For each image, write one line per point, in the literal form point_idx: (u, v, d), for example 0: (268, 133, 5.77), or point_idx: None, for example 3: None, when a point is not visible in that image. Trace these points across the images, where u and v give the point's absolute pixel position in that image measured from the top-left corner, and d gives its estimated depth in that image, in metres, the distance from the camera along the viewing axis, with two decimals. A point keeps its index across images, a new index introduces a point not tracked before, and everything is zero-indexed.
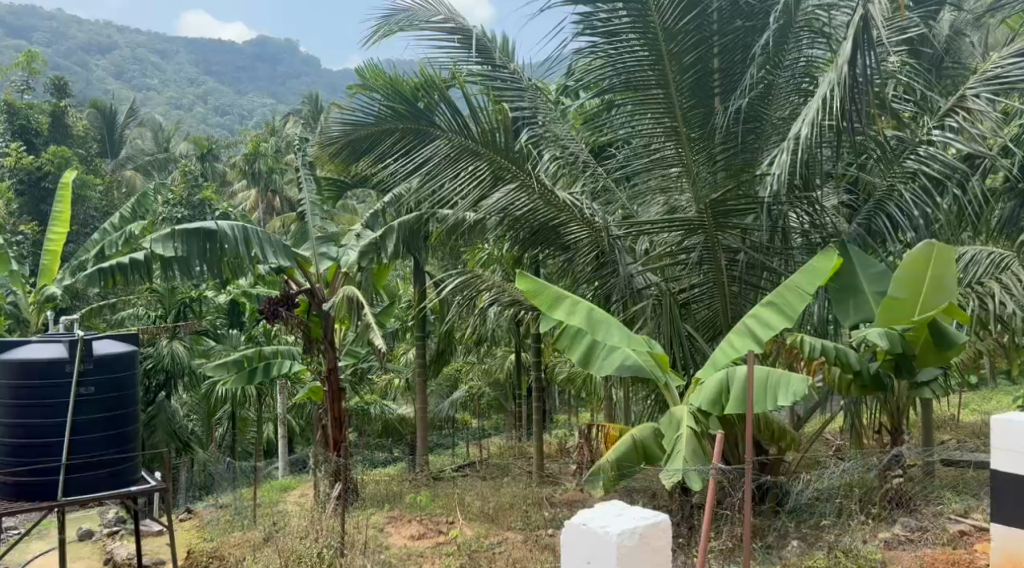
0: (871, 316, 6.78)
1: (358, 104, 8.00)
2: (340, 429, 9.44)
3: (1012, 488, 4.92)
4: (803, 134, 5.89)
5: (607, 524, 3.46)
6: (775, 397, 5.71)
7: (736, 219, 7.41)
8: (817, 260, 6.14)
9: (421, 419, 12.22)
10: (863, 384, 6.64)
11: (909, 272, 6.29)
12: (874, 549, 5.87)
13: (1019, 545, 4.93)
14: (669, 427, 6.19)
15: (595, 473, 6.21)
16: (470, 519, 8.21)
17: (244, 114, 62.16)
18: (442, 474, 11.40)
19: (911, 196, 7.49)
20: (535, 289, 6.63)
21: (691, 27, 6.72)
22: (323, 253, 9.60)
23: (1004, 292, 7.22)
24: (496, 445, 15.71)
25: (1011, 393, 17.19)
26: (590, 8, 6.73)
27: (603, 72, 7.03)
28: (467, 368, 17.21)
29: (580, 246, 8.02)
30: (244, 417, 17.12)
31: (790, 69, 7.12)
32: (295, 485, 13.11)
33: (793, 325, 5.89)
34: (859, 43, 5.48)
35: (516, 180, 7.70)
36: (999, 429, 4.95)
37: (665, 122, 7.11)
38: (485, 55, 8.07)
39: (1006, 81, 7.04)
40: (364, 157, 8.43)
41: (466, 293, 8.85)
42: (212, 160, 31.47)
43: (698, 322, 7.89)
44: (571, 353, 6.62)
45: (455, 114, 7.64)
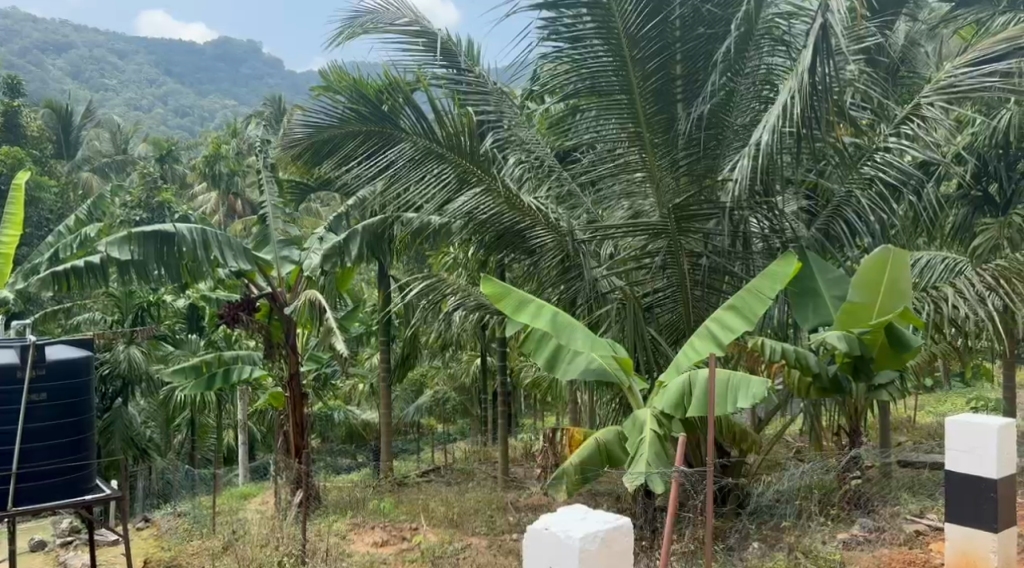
0: (829, 319, 6.90)
1: (320, 106, 7.92)
2: (302, 435, 9.26)
3: (967, 488, 4.99)
4: (764, 141, 5.95)
5: (570, 528, 3.41)
6: (735, 399, 5.76)
7: (698, 223, 7.50)
8: (777, 264, 6.20)
9: (386, 425, 12.17)
10: (822, 386, 6.79)
11: (867, 276, 6.38)
12: (834, 549, 5.94)
13: (972, 544, 4.99)
14: (633, 429, 6.21)
15: (559, 476, 6.23)
16: (434, 525, 8.16)
17: (205, 116, 61.48)
18: (406, 480, 11.32)
19: (869, 202, 7.61)
20: (500, 292, 6.63)
21: (654, 34, 6.77)
22: (285, 256, 9.35)
23: (958, 295, 7.24)
24: (461, 450, 15.71)
25: (966, 396, 17.69)
26: (555, 13, 6.78)
27: (568, 78, 7.07)
28: (433, 372, 17.21)
29: (545, 251, 8.04)
30: (204, 424, 16.91)
31: (751, 76, 7.21)
32: (256, 493, 12.93)
33: (753, 328, 5.95)
34: (818, 51, 5.56)
35: (481, 184, 7.65)
36: (956, 429, 5.03)
37: (629, 127, 7.15)
38: (451, 59, 8.07)
39: (958, 90, 7.22)
40: (328, 160, 8.28)
41: (431, 298, 8.82)
42: (171, 162, 31.12)
43: (663, 326, 7.93)
44: (536, 357, 6.64)
45: (422, 119, 7.61)
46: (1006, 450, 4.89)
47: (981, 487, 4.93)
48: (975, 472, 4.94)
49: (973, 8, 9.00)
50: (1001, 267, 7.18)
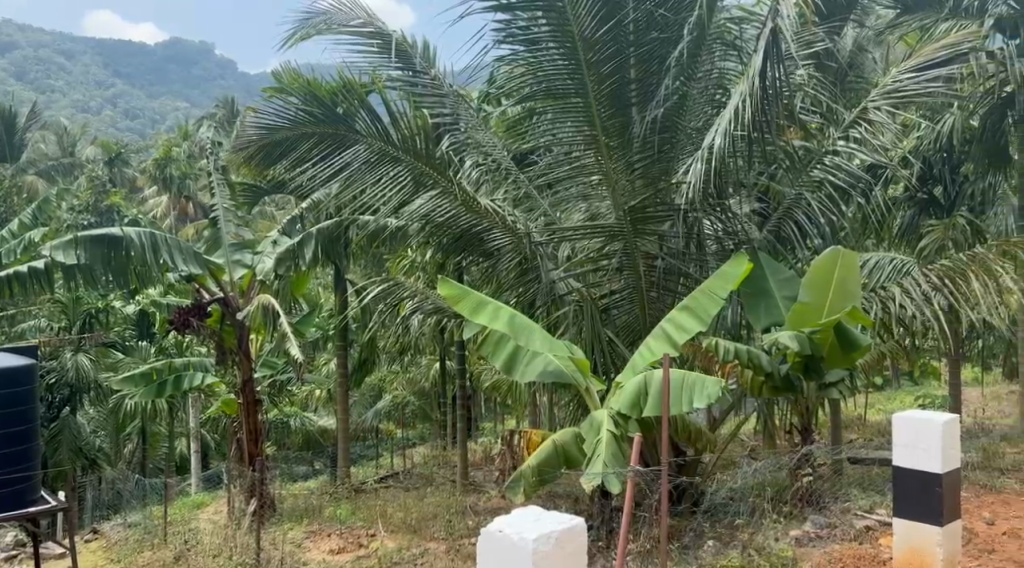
0: (780, 319, 7.04)
1: (272, 107, 7.74)
2: (256, 442, 9.16)
3: (914, 484, 5.03)
4: (715, 145, 6.05)
5: (523, 530, 3.34)
6: (690, 399, 5.81)
7: (653, 225, 7.55)
8: (729, 265, 6.27)
9: (343, 431, 12.06)
10: (775, 385, 6.90)
11: (817, 277, 6.51)
12: (785, 547, 5.97)
13: (920, 540, 5.04)
14: (590, 430, 6.25)
15: (517, 478, 6.25)
16: (392, 531, 8.08)
17: (156, 118, 60.44)
18: (363, 485, 11.22)
19: (818, 205, 7.74)
20: (458, 294, 6.63)
21: (609, 37, 6.80)
22: (236, 260, 9.35)
23: (904, 295, 7.40)
24: (421, 454, 15.65)
25: (914, 393, 18.21)
26: (510, 16, 6.82)
27: (525, 80, 7.08)
28: (392, 377, 17.13)
29: (502, 253, 8.05)
30: (155, 432, 16.65)
31: (704, 81, 7.30)
32: (209, 502, 12.72)
33: (706, 329, 6.03)
34: (769, 55, 5.65)
35: (437, 187, 7.64)
36: (902, 424, 5.08)
37: (585, 130, 7.18)
38: (406, 60, 8.15)
39: (904, 95, 7.51)
40: (280, 163, 8.19)
41: (389, 301, 8.76)
42: (120, 165, 30.62)
43: (619, 327, 7.96)
44: (494, 359, 6.61)
45: (377, 120, 7.59)
46: (950, 446, 4.95)
47: (926, 483, 4.98)
48: (921, 468, 4.99)
49: (917, 15, 9.29)
50: (945, 267, 7.28)
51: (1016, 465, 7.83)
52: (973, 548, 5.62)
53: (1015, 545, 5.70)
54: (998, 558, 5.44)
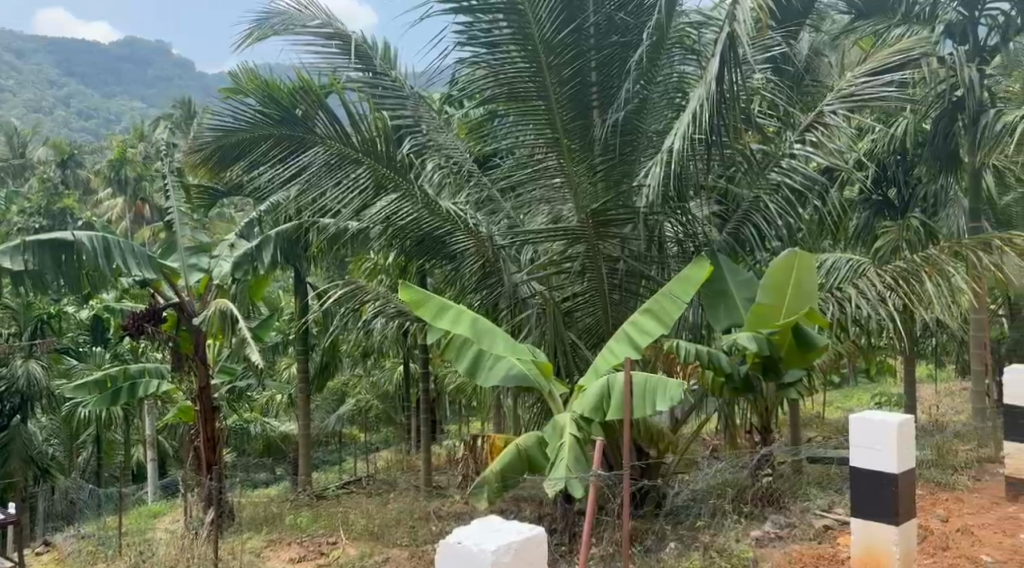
0: (740, 320, 7.12)
1: (227, 107, 7.63)
2: (213, 450, 8.94)
3: (869, 483, 5.11)
4: (675, 148, 6.07)
5: (483, 542, 3.30)
6: (653, 402, 5.81)
7: (616, 228, 7.49)
8: (691, 268, 6.32)
9: (305, 438, 11.92)
10: (735, 386, 6.94)
11: (775, 278, 6.57)
12: (746, 547, 5.94)
13: (875, 539, 5.09)
14: (554, 434, 6.22)
15: (480, 485, 6.19)
16: (353, 538, 7.99)
17: (110, 119, 59.38)
18: (325, 492, 11.10)
19: (776, 207, 7.90)
20: (419, 299, 6.56)
21: (570, 40, 6.80)
22: (193, 265, 9.06)
23: (860, 296, 7.51)
24: (384, 459, 15.56)
25: (870, 392, 18.60)
26: (472, 17, 6.82)
27: (486, 83, 7.06)
28: (355, 381, 17.03)
29: (465, 255, 8.01)
30: (111, 440, 16.35)
31: (663, 85, 7.31)
32: (167, 512, 12.51)
33: (669, 332, 6.05)
34: (726, 60, 5.70)
35: (398, 190, 7.59)
36: (858, 425, 5.15)
37: (546, 133, 7.15)
38: (366, 62, 8.17)
39: (860, 99, 7.68)
40: (237, 165, 8.07)
41: (350, 304, 8.61)
42: (74, 166, 30.00)
43: (582, 330, 7.93)
44: (457, 364, 6.59)
45: (336, 123, 7.50)
46: (904, 446, 5.03)
47: (881, 483, 5.05)
48: (876, 468, 5.07)
49: (871, 20, 9.44)
50: (899, 268, 7.40)
51: (968, 463, 7.97)
52: (928, 546, 5.72)
53: (968, 542, 5.81)
54: (952, 555, 5.54)
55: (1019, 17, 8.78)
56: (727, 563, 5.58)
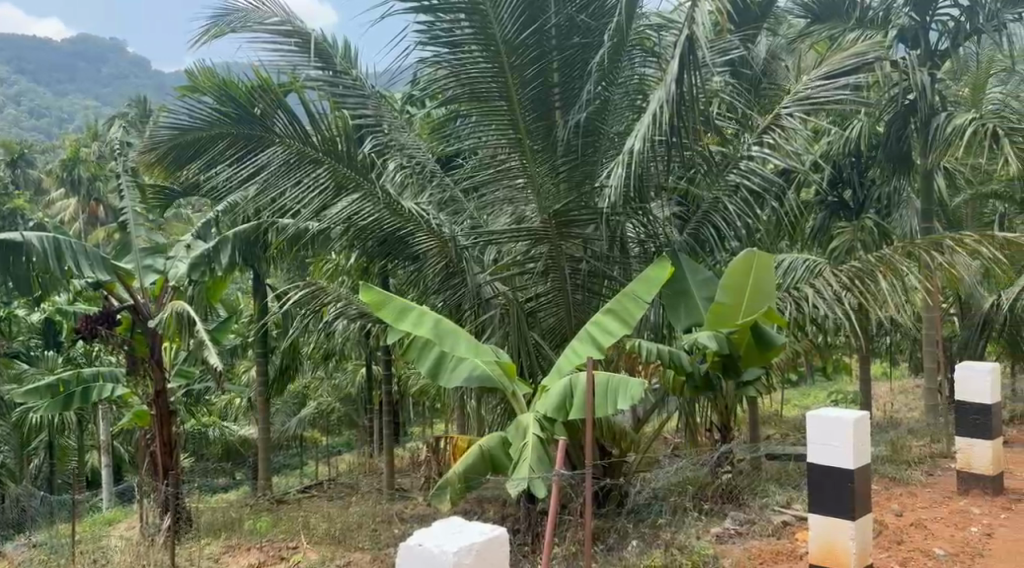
0: (700, 320, 7.21)
1: (183, 105, 7.47)
2: (170, 454, 8.79)
3: (827, 479, 5.18)
4: (636, 150, 6.11)
5: (444, 543, 3.28)
6: (615, 401, 5.83)
7: (577, 228, 7.55)
8: (652, 269, 6.39)
9: (264, 442, 11.77)
10: (695, 385, 6.98)
11: (733, 279, 6.63)
12: (706, 544, 5.98)
13: (832, 536, 5.15)
14: (516, 435, 6.23)
15: (443, 486, 6.17)
16: (314, 542, 7.86)
17: (63, 119, 58.25)
18: (285, 496, 10.96)
19: (736, 209, 8.01)
20: (379, 300, 6.50)
21: (531, 41, 6.76)
22: (148, 266, 8.96)
23: (817, 296, 7.61)
24: (346, 462, 15.43)
25: (827, 390, 18.93)
26: (432, 17, 6.76)
27: (448, 83, 7.02)
28: (316, 384, 16.89)
29: (428, 256, 7.99)
30: (64, 445, 16.00)
31: (625, 86, 7.37)
32: (122, 519, 12.27)
33: (630, 331, 6.10)
34: (685, 63, 5.76)
35: (359, 190, 7.55)
36: (815, 422, 5.23)
37: (509, 133, 7.15)
38: (326, 61, 8.08)
39: (816, 102, 7.76)
40: (192, 165, 7.89)
41: (311, 306, 8.52)
42: (24, 166, 29.42)
43: (545, 331, 7.94)
44: (419, 366, 6.56)
45: (295, 121, 7.43)
46: (860, 443, 5.10)
47: (838, 479, 5.12)
48: (833, 464, 5.14)
49: (825, 24, 9.61)
50: (854, 268, 7.53)
51: (922, 458, 8.11)
52: (883, 540, 5.83)
53: (922, 535, 5.93)
54: (905, 549, 5.65)
55: (969, 22, 9.00)
56: (688, 560, 5.61)
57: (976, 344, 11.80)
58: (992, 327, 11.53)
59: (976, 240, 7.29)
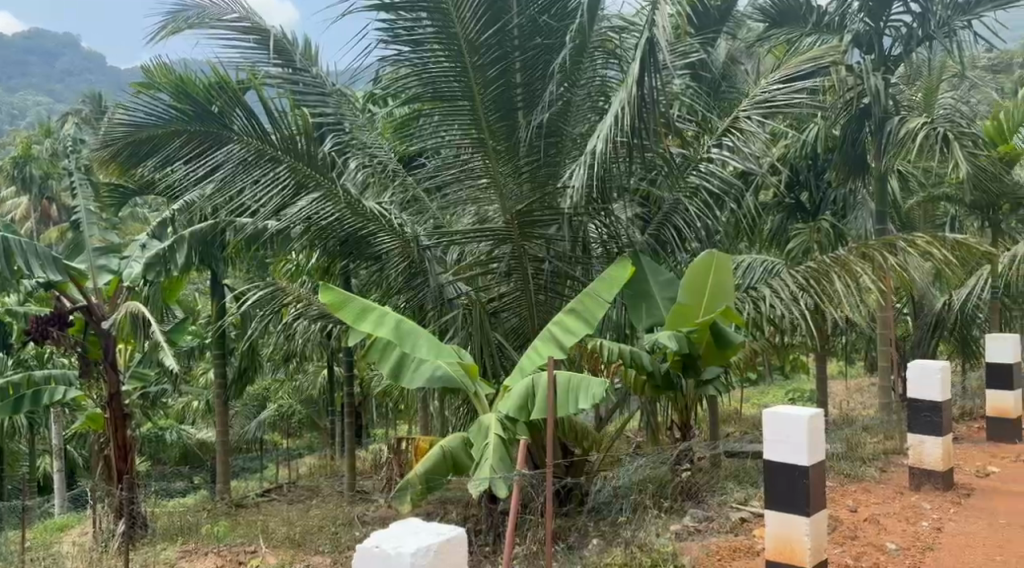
0: (661, 320, 7.27)
1: (137, 103, 7.30)
2: (125, 458, 8.61)
3: (784, 476, 5.24)
4: (598, 150, 6.13)
5: (401, 545, 3.27)
6: (576, 400, 5.84)
7: (540, 228, 7.56)
8: (613, 269, 6.45)
9: (223, 445, 11.60)
10: (656, 384, 7.03)
11: (694, 279, 6.71)
12: (666, 541, 6.02)
13: (788, 532, 5.22)
14: (479, 435, 6.22)
15: (404, 486, 6.11)
16: (274, 546, 7.75)
17: (14, 116, 56.98)
18: (244, 500, 10.82)
19: (696, 210, 8.11)
20: (339, 300, 6.46)
21: (493, 41, 6.75)
22: (102, 266, 8.73)
23: (775, 296, 7.73)
24: (307, 465, 15.30)
25: (785, 389, 19.25)
26: (393, 15, 6.73)
27: (410, 81, 7.01)
28: (277, 386, 16.74)
29: (390, 256, 7.94)
30: (14, 451, 15.63)
31: (586, 88, 7.39)
32: (75, 526, 12.00)
33: (592, 331, 6.13)
34: (646, 65, 5.83)
35: (320, 189, 7.48)
36: (772, 419, 5.29)
37: (471, 133, 7.16)
38: (285, 57, 8.19)
39: (773, 105, 7.86)
40: (146, 163, 7.71)
41: (271, 306, 8.44)
42: None
43: (508, 331, 7.96)
44: (380, 367, 6.50)
45: (254, 119, 7.35)
46: (815, 439, 5.18)
47: (794, 475, 5.19)
48: (789, 461, 5.21)
49: (784, 28, 9.80)
50: (811, 268, 7.67)
51: (875, 454, 8.27)
52: (838, 535, 5.94)
53: (875, 530, 6.04)
54: (859, 544, 5.75)
55: (921, 28, 9.17)
56: (648, 558, 5.65)
57: (927, 343, 12.07)
58: (943, 326, 11.81)
59: (928, 241, 7.47)
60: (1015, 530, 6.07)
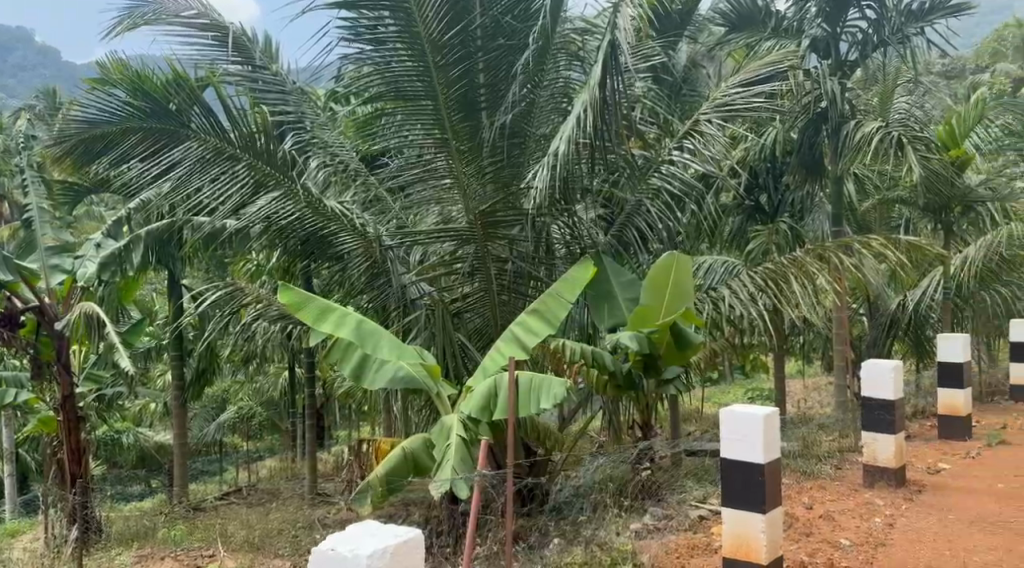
0: (623, 320, 7.32)
1: (91, 99, 7.15)
2: (78, 461, 8.44)
3: (740, 473, 5.31)
4: (561, 151, 6.15)
5: (357, 547, 3.25)
6: (538, 400, 5.85)
7: (503, 229, 7.55)
8: (575, 270, 6.49)
9: (180, 448, 11.43)
10: (618, 384, 7.07)
11: (655, 280, 6.77)
12: (626, 540, 6.06)
13: (744, 529, 5.28)
14: (440, 435, 6.21)
15: (364, 489, 6.11)
16: (232, 550, 7.65)
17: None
18: (203, 503, 10.67)
19: (657, 211, 8.18)
20: (299, 301, 6.40)
21: (457, 41, 6.75)
22: (54, 265, 8.47)
23: (734, 296, 7.83)
24: (268, 467, 15.14)
25: (745, 388, 19.51)
26: (355, 13, 6.70)
27: (372, 80, 6.98)
28: (236, 388, 16.55)
29: (352, 256, 7.88)
30: None
31: (550, 88, 7.43)
32: (26, 531, 11.72)
33: (555, 332, 6.15)
34: (608, 67, 5.87)
35: (279, 188, 7.40)
36: (727, 418, 5.35)
37: (435, 133, 7.13)
38: (244, 54, 8.00)
39: (733, 109, 7.96)
40: (101, 160, 7.60)
41: (230, 307, 8.33)
42: None
43: (471, 331, 7.95)
44: (341, 367, 6.46)
45: (211, 117, 7.28)
46: (770, 437, 5.25)
47: (750, 473, 5.25)
48: (745, 459, 5.27)
49: (744, 33, 9.91)
50: (769, 269, 7.78)
51: (830, 452, 8.41)
52: (792, 532, 6.02)
53: (829, 527, 6.14)
54: (814, 541, 5.84)
55: (876, 34, 9.33)
56: (607, 556, 5.68)
57: (882, 343, 12.30)
58: (898, 326, 12.04)
59: (882, 243, 7.61)
60: (963, 526, 6.20)
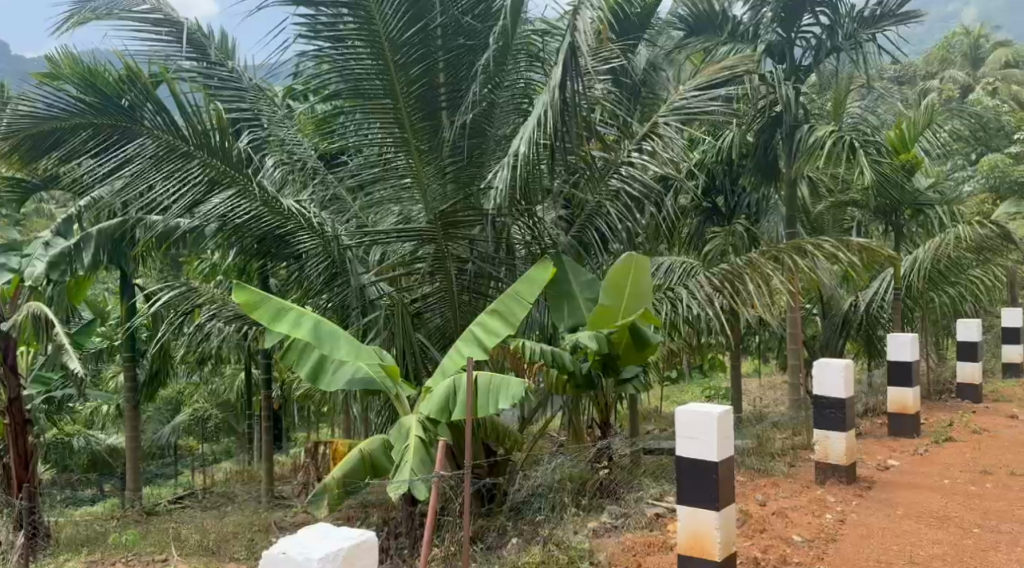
0: (582, 320, 7.37)
1: (39, 94, 6.85)
2: (25, 466, 8.25)
3: (695, 471, 5.36)
4: (521, 151, 6.14)
5: (309, 551, 3.22)
6: (496, 400, 5.85)
7: (463, 229, 7.54)
8: (534, 270, 6.51)
9: (133, 451, 11.22)
10: (576, 384, 7.10)
11: (613, 281, 6.83)
12: (583, 539, 6.09)
13: (699, 526, 5.33)
14: (399, 437, 6.17)
15: (321, 491, 6.12)
16: (186, 554, 7.51)
17: None
18: (157, 507, 10.49)
19: (616, 212, 8.25)
20: (254, 300, 6.31)
21: (416, 40, 6.73)
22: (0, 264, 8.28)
23: (691, 297, 7.93)
24: (224, 470, 14.92)
25: (702, 388, 19.73)
26: (314, 10, 6.61)
27: (330, 77, 6.92)
28: (191, 390, 16.28)
29: (310, 255, 7.90)
30: None
31: (511, 89, 7.44)
32: None
33: (514, 332, 6.17)
34: (568, 69, 5.86)
35: (234, 187, 7.38)
36: (683, 416, 5.41)
37: (395, 133, 7.07)
38: (200, 51, 8.18)
39: (688, 111, 8.16)
40: (46, 157, 7.29)
41: (183, 307, 8.28)
42: None
43: (431, 330, 7.93)
44: (298, 369, 6.41)
45: (164, 113, 7.08)
46: (724, 435, 5.32)
47: (705, 470, 5.31)
48: (700, 456, 5.33)
49: (701, 37, 10.09)
50: (725, 270, 7.90)
51: (784, 450, 8.54)
52: (747, 528, 6.11)
53: (782, 523, 6.24)
54: (767, 537, 5.92)
55: (829, 40, 9.52)
56: (564, 555, 5.70)
57: (835, 342, 12.54)
58: (850, 326, 12.28)
59: (834, 245, 7.76)
60: (911, 520, 6.35)
